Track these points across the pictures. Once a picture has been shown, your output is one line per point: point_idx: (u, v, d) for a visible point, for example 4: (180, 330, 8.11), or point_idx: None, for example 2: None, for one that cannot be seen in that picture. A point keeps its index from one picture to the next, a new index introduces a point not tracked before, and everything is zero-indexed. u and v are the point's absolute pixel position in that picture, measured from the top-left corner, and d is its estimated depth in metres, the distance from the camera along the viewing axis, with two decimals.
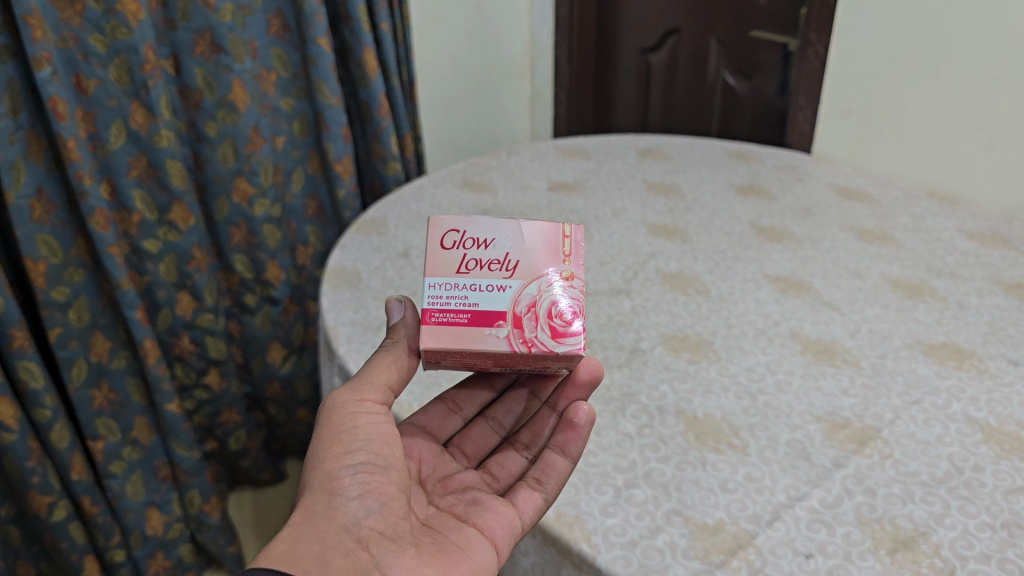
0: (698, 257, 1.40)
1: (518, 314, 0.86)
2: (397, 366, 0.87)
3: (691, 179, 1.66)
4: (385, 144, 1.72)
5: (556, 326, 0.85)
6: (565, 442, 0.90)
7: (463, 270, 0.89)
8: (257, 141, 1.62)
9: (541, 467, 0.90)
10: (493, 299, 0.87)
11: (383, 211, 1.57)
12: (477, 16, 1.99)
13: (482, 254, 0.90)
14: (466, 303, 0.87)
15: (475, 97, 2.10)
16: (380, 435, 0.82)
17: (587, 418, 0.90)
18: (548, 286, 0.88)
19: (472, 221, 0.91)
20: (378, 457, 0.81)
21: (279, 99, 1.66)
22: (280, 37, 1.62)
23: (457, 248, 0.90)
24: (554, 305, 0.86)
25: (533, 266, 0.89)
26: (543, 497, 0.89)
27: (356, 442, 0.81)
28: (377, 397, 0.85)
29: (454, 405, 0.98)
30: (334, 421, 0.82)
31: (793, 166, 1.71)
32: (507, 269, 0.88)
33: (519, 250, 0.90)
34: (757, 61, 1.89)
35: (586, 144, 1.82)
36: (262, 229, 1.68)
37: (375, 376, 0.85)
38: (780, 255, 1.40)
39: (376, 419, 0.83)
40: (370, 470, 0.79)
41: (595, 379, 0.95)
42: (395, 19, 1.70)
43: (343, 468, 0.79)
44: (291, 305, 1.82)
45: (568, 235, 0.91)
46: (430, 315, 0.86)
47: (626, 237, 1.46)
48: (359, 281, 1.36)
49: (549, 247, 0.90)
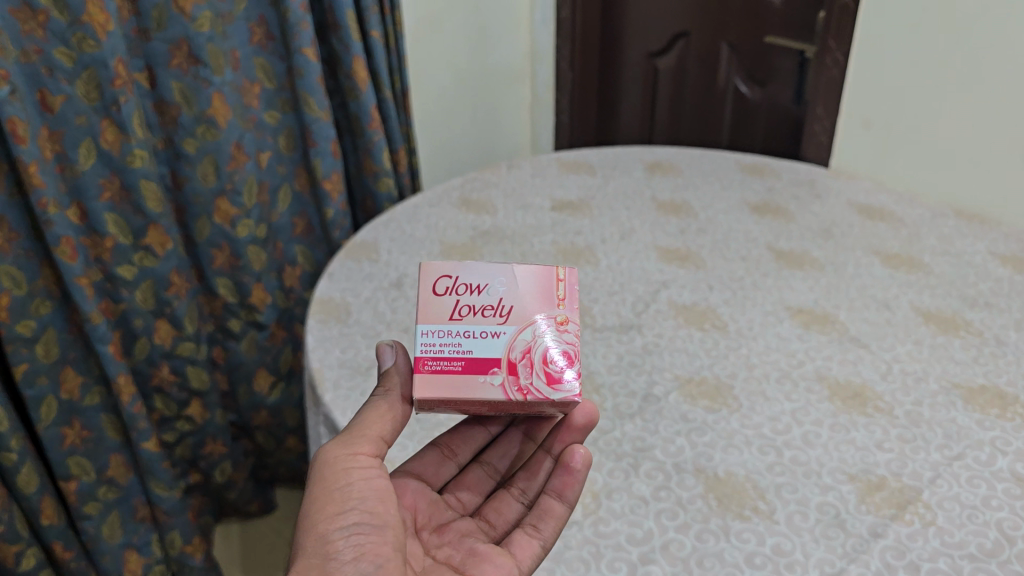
0: (714, 286, 1.30)
1: (513, 360, 0.79)
2: (393, 415, 0.79)
3: (703, 196, 1.56)
4: (377, 160, 1.62)
5: (551, 372, 0.78)
6: (562, 487, 0.83)
7: (456, 317, 0.81)
8: (238, 158, 1.52)
9: (538, 512, 0.84)
10: (487, 345, 0.80)
11: (375, 233, 1.46)
12: (476, 18, 1.89)
13: (475, 299, 0.82)
14: (459, 350, 0.80)
15: (473, 104, 1.99)
16: (374, 490, 0.75)
17: (584, 462, 0.83)
18: (543, 331, 0.80)
19: (464, 265, 0.83)
20: (373, 514, 0.74)
21: (264, 113, 1.56)
22: (263, 46, 1.51)
23: (449, 294, 0.82)
24: (549, 350, 0.79)
25: (528, 311, 0.81)
26: (541, 543, 0.83)
27: (350, 500, 0.74)
28: (372, 449, 0.77)
29: (447, 449, 0.91)
30: (326, 478, 0.75)
31: (811, 182, 1.60)
32: (501, 315, 0.81)
33: (514, 294, 0.82)
34: (770, 68, 1.78)
35: (591, 157, 1.72)
36: (246, 251, 1.59)
37: (368, 427, 0.78)
38: (802, 284, 1.30)
39: (370, 473, 0.76)
40: (366, 531, 0.73)
41: (591, 423, 0.86)
42: (387, 25, 1.59)
43: (336, 530, 0.72)
44: (278, 330, 1.72)
45: (562, 278, 0.83)
46: (424, 363, 0.79)
47: (635, 264, 1.36)
48: (348, 315, 1.26)
49: (544, 291, 0.82)
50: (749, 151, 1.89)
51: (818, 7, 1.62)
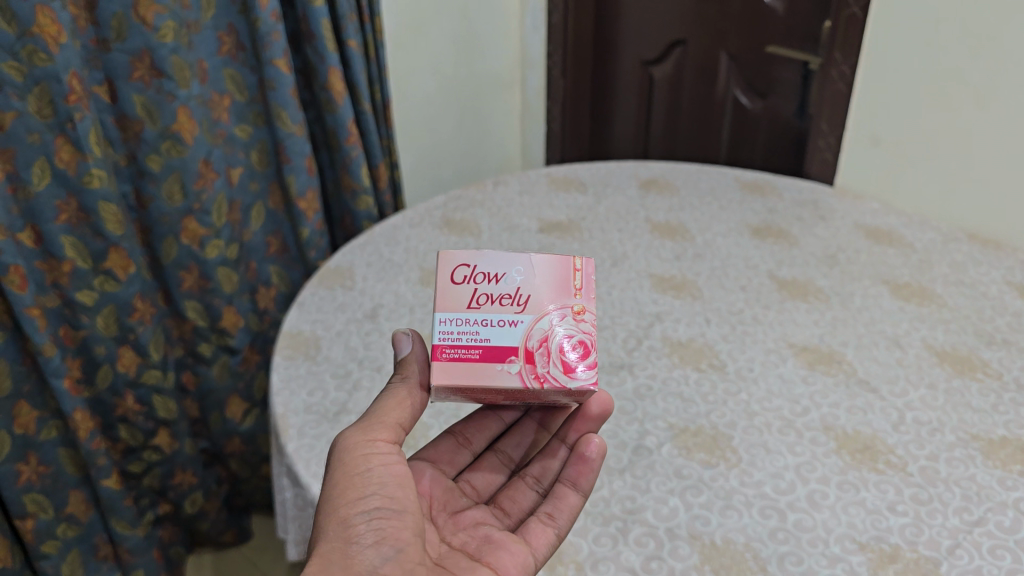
0: (711, 319, 1.21)
1: (530, 349, 0.79)
2: (410, 403, 0.78)
3: (700, 218, 1.47)
4: (356, 176, 1.53)
5: (567, 360, 0.79)
6: (576, 475, 0.84)
7: (474, 305, 0.81)
8: (207, 175, 1.43)
9: (552, 501, 0.84)
10: (505, 333, 0.80)
11: (351, 256, 1.38)
12: (463, 23, 1.80)
13: (492, 288, 0.82)
14: (477, 338, 0.79)
15: (459, 113, 1.90)
16: (394, 475, 0.74)
17: (599, 452, 0.84)
18: (560, 319, 0.81)
19: (482, 255, 0.83)
20: (394, 499, 0.72)
21: (234, 126, 1.47)
22: (233, 57, 1.43)
23: (468, 282, 0.82)
24: (566, 338, 0.80)
25: (545, 301, 0.82)
26: (555, 532, 0.82)
27: (371, 485, 0.72)
28: (390, 436, 0.76)
29: (461, 438, 0.90)
30: (347, 463, 0.73)
31: (815, 202, 1.51)
32: (518, 304, 0.81)
33: (532, 283, 0.82)
34: (771, 79, 1.69)
35: (582, 172, 1.63)
36: (216, 273, 1.50)
37: (386, 415, 0.76)
38: (805, 318, 1.21)
39: (389, 459, 0.74)
40: (388, 516, 0.71)
41: (606, 412, 0.85)
42: (366, 35, 1.51)
43: (358, 514, 0.70)
44: (251, 354, 1.64)
45: (578, 268, 0.83)
46: (443, 349, 0.79)
47: (628, 294, 1.27)
48: (317, 351, 1.17)
49: (560, 282, 0.83)
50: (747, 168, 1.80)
51: (822, 15, 1.53)
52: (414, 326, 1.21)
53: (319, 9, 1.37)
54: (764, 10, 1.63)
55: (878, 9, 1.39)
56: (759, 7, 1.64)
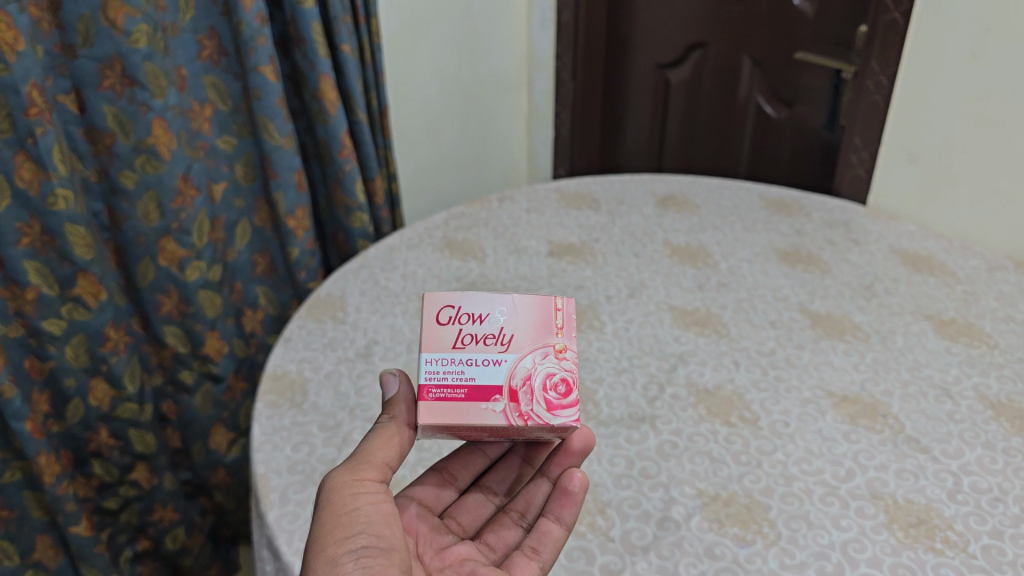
0: (741, 362, 1.10)
1: (513, 387, 0.73)
2: (400, 438, 0.71)
3: (723, 240, 1.35)
4: (349, 192, 1.41)
5: (550, 399, 0.72)
6: (560, 508, 0.77)
7: (459, 346, 0.75)
8: (185, 192, 1.31)
9: (535, 534, 0.77)
10: (488, 371, 0.73)
11: (341, 283, 1.26)
12: (466, 22, 1.68)
13: (476, 328, 0.75)
14: (460, 378, 0.73)
15: (462, 119, 1.78)
16: (383, 514, 0.66)
17: (583, 485, 0.77)
18: (542, 357, 0.74)
19: (466, 295, 0.77)
20: (383, 538, 0.64)
21: (216, 138, 1.34)
22: (215, 62, 1.30)
23: (452, 322, 0.75)
24: (549, 376, 0.73)
25: (530, 340, 0.75)
26: (541, 566, 0.76)
27: (358, 524, 0.64)
28: (379, 474, 0.69)
29: (446, 473, 0.82)
30: (331, 505, 0.66)
31: (847, 223, 1.40)
32: (501, 342, 0.74)
33: (515, 321, 0.76)
34: (798, 87, 1.57)
35: (594, 187, 1.51)
36: (197, 297, 1.38)
37: (374, 451, 0.69)
38: (844, 361, 1.10)
39: (378, 498, 0.67)
40: (376, 555, 0.63)
41: (589, 446, 0.80)
42: (361, 38, 1.38)
43: (345, 555, 0.63)
44: (237, 382, 1.52)
45: (561, 307, 0.76)
46: (427, 391, 0.72)
47: (648, 331, 1.15)
48: (304, 398, 1.05)
49: (542, 321, 0.76)
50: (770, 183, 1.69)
51: (856, 21, 1.41)
52: (411, 366, 1.10)
53: (308, 10, 1.25)
54: (792, 13, 1.51)
55: (920, 14, 1.27)
56: (786, 9, 1.51)
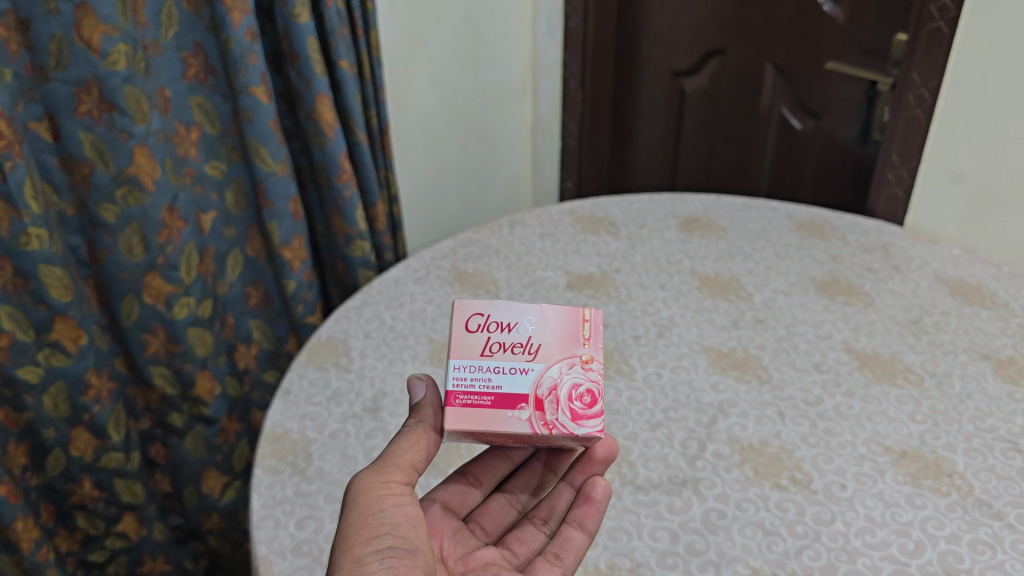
0: (786, 412, 1.00)
1: (539, 396, 0.74)
2: (425, 445, 0.73)
3: (754, 269, 1.26)
4: (349, 219, 1.30)
5: (575, 408, 0.74)
6: (583, 515, 0.79)
7: (487, 353, 0.76)
8: (172, 225, 1.20)
9: (558, 540, 0.79)
10: (516, 379, 0.74)
11: (344, 323, 1.16)
12: (468, 29, 1.57)
13: (505, 336, 0.77)
14: (488, 385, 0.74)
15: (465, 132, 1.67)
16: (408, 516, 0.68)
17: (605, 493, 0.79)
18: (568, 367, 0.75)
19: (497, 304, 0.78)
20: (407, 539, 0.66)
21: (204, 164, 1.23)
22: (202, 82, 1.19)
23: (481, 330, 0.77)
24: (575, 386, 0.74)
25: (558, 350, 0.76)
26: (563, 572, 0.77)
27: (383, 525, 0.67)
28: (405, 477, 0.71)
29: (471, 477, 0.84)
30: (359, 506, 0.68)
31: (885, 247, 1.31)
32: (530, 352, 0.76)
33: (544, 331, 0.77)
34: (827, 98, 1.47)
35: (610, 208, 1.41)
36: (186, 335, 1.27)
37: (399, 455, 0.71)
38: (898, 410, 1.01)
39: (403, 500, 0.69)
40: (401, 555, 0.65)
41: (612, 456, 0.81)
42: (359, 51, 1.27)
43: (371, 553, 0.65)
44: (231, 423, 1.41)
45: (588, 318, 0.77)
46: (455, 397, 0.74)
47: (682, 377, 1.05)
48: (308, 462, 0.95)
49: (570, 331, 0.77)
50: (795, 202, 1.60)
51: (894, 29, 1.31)
52: None
53: (304, 25, 1.14)
54: (821, 20, 1.40)
55: (969, 21, 1.17)
56: (814, 15, 1.41)
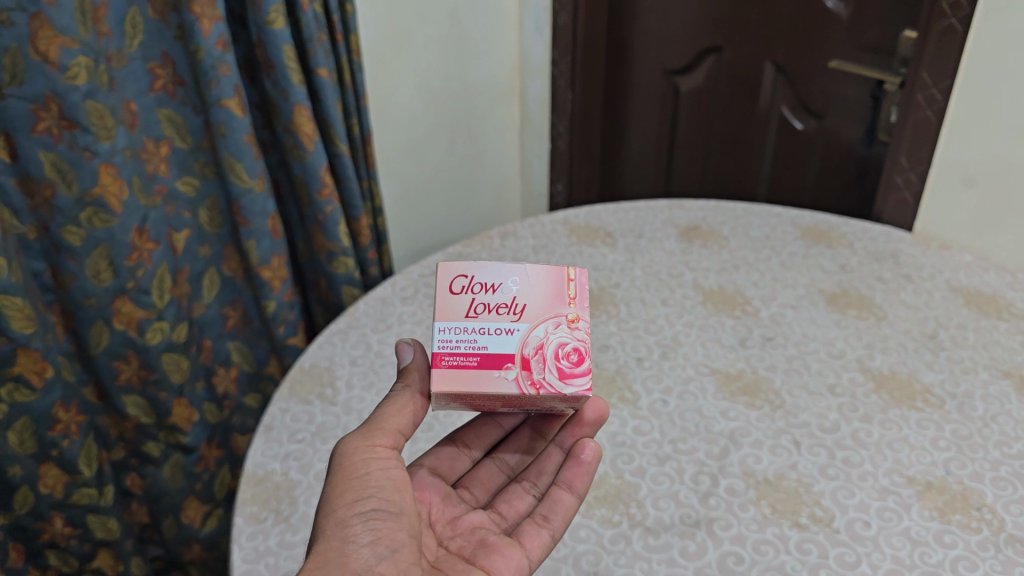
0: (802, 442, 0.94)
1: (526, 356, 0.73)
2: (413, 408, 0.74)
3: (760, 282, 1.19)
4: (332, 236, 1.23)
5: (563, 367, 0.73)
6: (572, 476, 0.79)
7: (472, 315, 0.75)
8: (142, 247, 1.12)
9: (546, 502, 0.79)
10: (501, 339, 0.74)
11: (329, 349, 1.09)
12: (453, 29, 1.50)
13: (489, 298, 0.76)
14: (473, 346, 0.74)
15: (451, 135, 1.60)
16: (393, 479, 0.70)
17: (594, 454, 0.79)
18: (554, 326, 0.74)
19: (480, 267, 0.77)
20: (392, 502, 0.69)
21: (176, 180, 1.15)
22: (171, 94, 1.11)
23: (464, 292, 0.76)
24: (562, 345, 0.73)
25: (543, 309, 0.75)
26: (551, 533, 0.78)
27: (367, 488, 0.69)
28: (391, 440, 0.72)
29: (461, 444, 0.85)
30: (344, 468, 0.70)
31: (894, 254, 1.25)
32: (515, 312, 0.75)
33: (528, 291, 0.76)
34: (829, 98, 1.42)
35: (606, 216, 1.35)
36: (161, 362, 1.19)
37: (386, 420, 0.72)
38: (919, 436, 0.95)
39: (389, 464, 0.71)
40: (384, 519, 0.68)
41: (602, 417, 0.81)
42: (338, 57, 1.20)
43: (354, 516, 0.67)
44: (211, 450, 1.34)
45: (572, 277, 0.77)
46: (440, 359, 0.73)
47: (689, 404, 0.99)
48: (291, 508, 0.88)
49: (555, 291, 0.76)
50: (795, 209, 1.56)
51: (901, 26, 1.26)
52: None
53: (278, 31, 1.07)
54: (824, 16, 1.35)
55: (985, 18, 1.11)
56: (817, 11, 1.35)
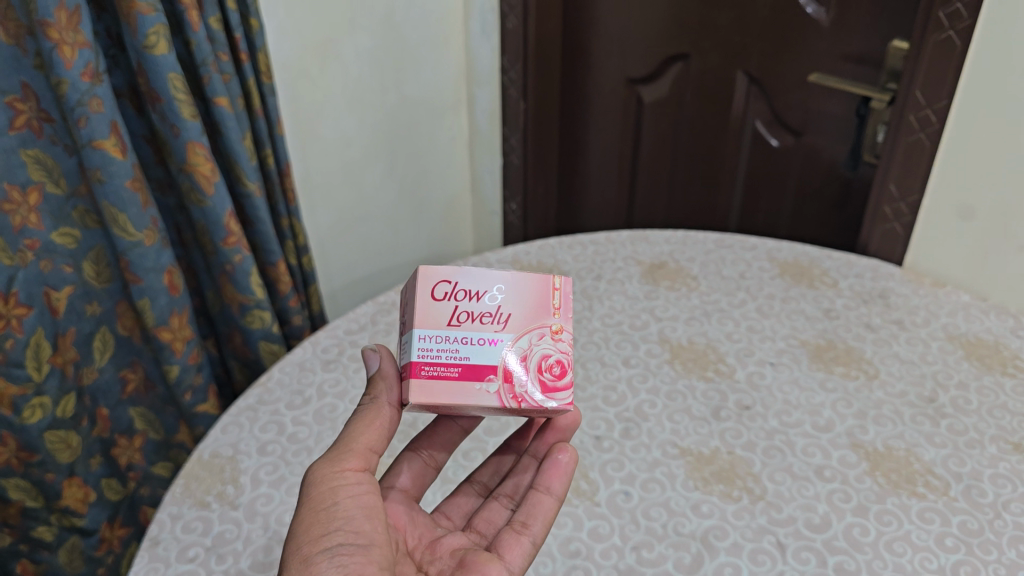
0: (787, 544, 0.80)
1: (508, 367, 0.63)
2: (384, 425, 0.63)
3: (734, 334, 1.05)
4: (243, 289, 1.06)
5: (545, 380, 0.64)
6: (548, 477, 0.70)
7: (454, 324, 0.64)
8: (9, 313, 0.93)
9: (524, 508, 0.69)
10: (484, 350, 0.63)
11: (234, 435, 0.92)
12: (390, 36, 1.33)
13: (473, 305, 0.64)
14: (455, 356, 0.63)
15: (391, 152, 1.44)
16: (364, 508, 0.59)
17: (571, 457, 0.70)
18: (538, 338, 0.64)
19: (464, 268, 0.65)
20: (362, 534, 0.58)
21: (51, 232, 0.97)
22: (38, 132, 0.93)
23: (448, 298, 0.64)
24: (544, 358, 0.64)
25: (528, 319, 0.65)
26: (532, 541, 0.68)
27: (334, 520, 0.58)
28: (362, 463, 0.61)
29: (427, 455, 0.74)
30: (309, 499, 0.59)
31: (884, 294, 1.11)
32: (499, 323, 0.64)
33: (514, 298, 0.65)
34: (809, 113, 1.29)
35: (561, 252, 1.20)
36: (43, 441, 1.01)
37: (355, 439, 0.62)
38: (923, 534, 0.81)
39: (361, 490, 0.60)
40: (354, 552, 0.56)
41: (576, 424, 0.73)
42: (244, 80, 1.03)
43: (319, 553, 0.56)
44: (113, 530, 1.17)
45: (559, 286, 0.66)
46: (418, 369, 0.62)
47: (655, 497, 0.85)
48: None
49: (538, 301, 0.65)
50: (771, 238, 1.43)
51: (890, 36, 1.14)
52: None
53: (161, 58, 0.90)
54: (802, 23, 1.22)
55: (990, 31, 0.96)
56: (794, 16, 1.23)
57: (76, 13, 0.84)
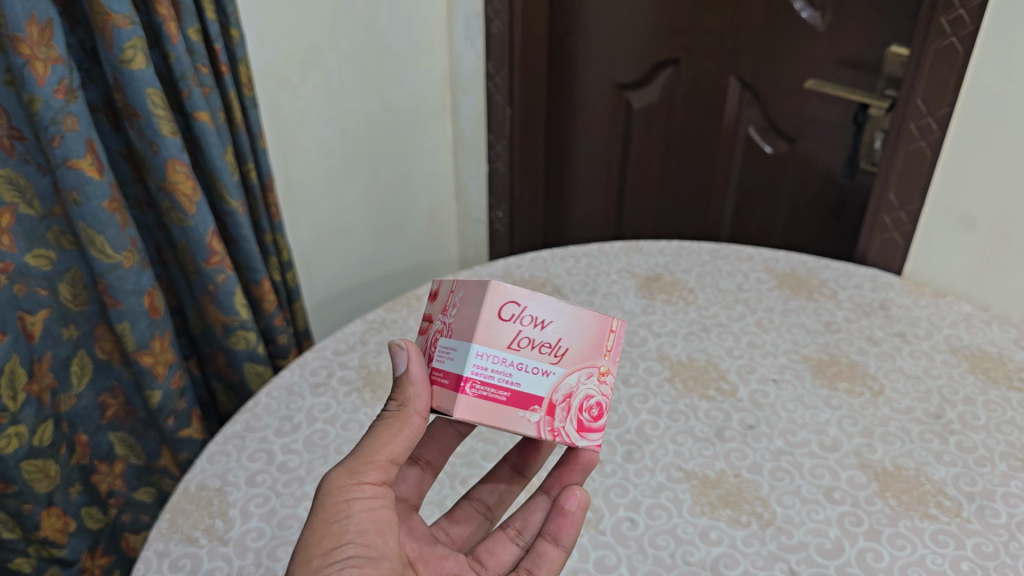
0: (799, 571, 0.77)
1: (551, 401, 0.60)
2: (408, 436, 0.59)
3: (735, 349, 1.02)
4: (227, 309, 1.02)
5: (582, 419, 0.61)
6: (558, 528, 0.67)
7: (514, 348, 0.59)
8: None
9: (528, 555, 0.67)
10: (537, 379, 0.59)
11: (221, 465, 0.88)
12: (372, 40, 1.29)
13: (536, 332, 0.59)
14: (507, 380, 0.58)
15: (374, 161, 1.40)
16: (377, 522, 0.56)
17: (581, 503, 0.66)
18: (586, 376, 0.61)
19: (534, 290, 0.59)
20: (372, 548, 0.55)
21: (25, 254, 0.93)
22: (9, 151, 0.89)
23: (513, 321, 0.58)
24: (586, 398, 0.61)
25: (583, 356, 0.61)
26: None
27: (347, 533, 0.55)
28: (382, 475, 0.58)
29: (425, 462, 0.71)
30: (322, 507, 0.56)
31: (884, 306, 1.09)
32: (556, 355, 0.60)
33: (576, 331, 0.61)
34: (804, 118, 1.27)
35: (553, 265, 1.17)
36: (20, 471, 0.96)
37: (377, 449, 0.58)
38: (938, 558, 0.78)
39: (376, 503, 0.57)
40: (363, 566, 0.54)
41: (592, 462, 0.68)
42: (225, 92, 0.99)
43: (329, 567, 0.53)
44: (94, 559, 1.13)
45: (616, 328, 0.62)
46: (468, 386, 0.57)
47: (661, 525, 0.82)
48: None
49: (595, 338, 0.62)
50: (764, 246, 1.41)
51: (887, 41, 1.12)
52: None
53: (140, 73, 0.85)
54: (795, 27, 1.20)
55: (992, 38, 0.95)
56: (787, 21, 1.20)
57: (49, 26, 0.80)
